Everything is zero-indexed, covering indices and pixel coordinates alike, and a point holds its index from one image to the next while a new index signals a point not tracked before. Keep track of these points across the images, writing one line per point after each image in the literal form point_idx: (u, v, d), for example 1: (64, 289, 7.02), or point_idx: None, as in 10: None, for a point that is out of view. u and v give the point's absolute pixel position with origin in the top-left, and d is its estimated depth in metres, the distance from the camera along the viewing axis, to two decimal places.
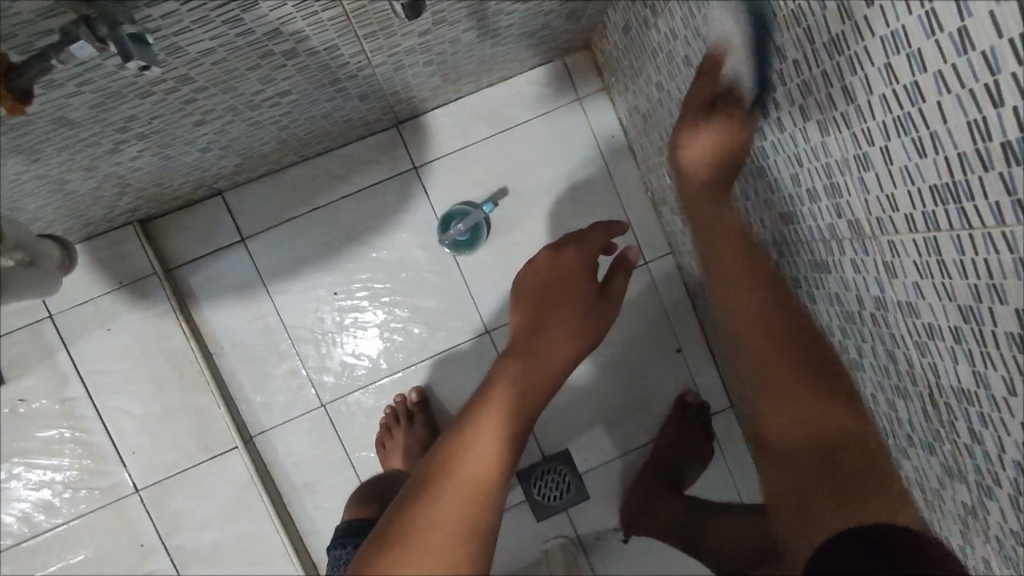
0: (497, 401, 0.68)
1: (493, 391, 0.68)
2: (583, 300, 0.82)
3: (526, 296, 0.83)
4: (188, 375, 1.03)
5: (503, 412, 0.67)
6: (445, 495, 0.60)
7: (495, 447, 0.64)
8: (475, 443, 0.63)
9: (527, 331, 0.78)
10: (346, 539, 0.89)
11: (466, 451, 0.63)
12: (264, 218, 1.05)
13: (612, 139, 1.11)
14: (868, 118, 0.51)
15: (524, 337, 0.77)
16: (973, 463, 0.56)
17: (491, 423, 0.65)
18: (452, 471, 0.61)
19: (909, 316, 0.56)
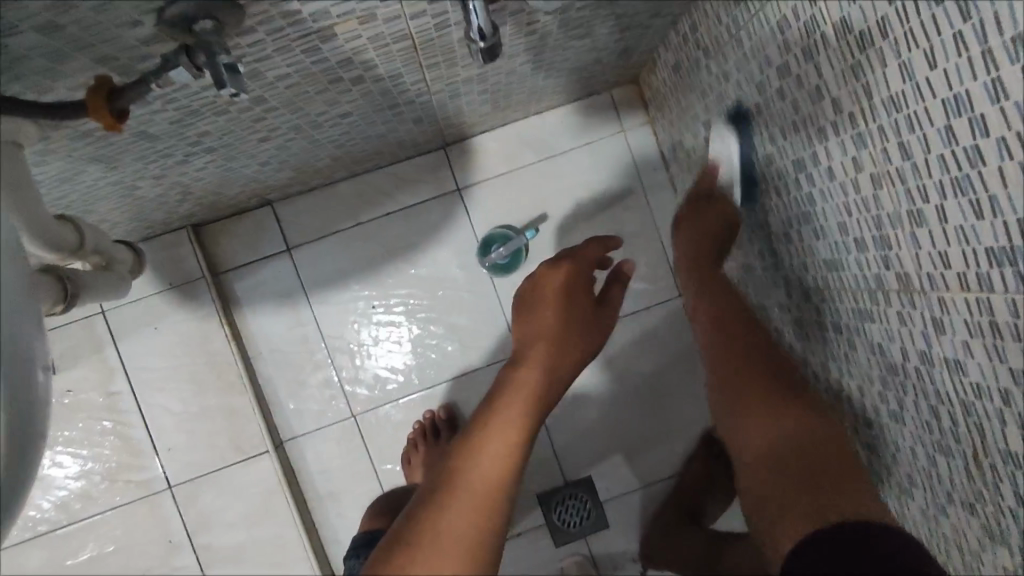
0: (502, 414, 0.67)
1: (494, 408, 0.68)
2: (584, 314, 0.81)
3: (527, 311, 0.83)
4: (226, 378, 1.06)
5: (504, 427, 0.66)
6: (450, 510, 0.59)
7: (503, 458, 0.64)
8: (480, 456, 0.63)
9: (528, 345, 0.78)
10: (361, 550, 0.90)
11: (472, 464, 0.62)
12: (310, 229, 1.08)
13: (654, 171, 1.13)
14: (925, 176, 0.51)
15: (524, 350, 0.77)
16: (1017, 528, 0.55)
17: (493, 436, 0.65)
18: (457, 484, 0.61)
19: (958, 373, 0.56)
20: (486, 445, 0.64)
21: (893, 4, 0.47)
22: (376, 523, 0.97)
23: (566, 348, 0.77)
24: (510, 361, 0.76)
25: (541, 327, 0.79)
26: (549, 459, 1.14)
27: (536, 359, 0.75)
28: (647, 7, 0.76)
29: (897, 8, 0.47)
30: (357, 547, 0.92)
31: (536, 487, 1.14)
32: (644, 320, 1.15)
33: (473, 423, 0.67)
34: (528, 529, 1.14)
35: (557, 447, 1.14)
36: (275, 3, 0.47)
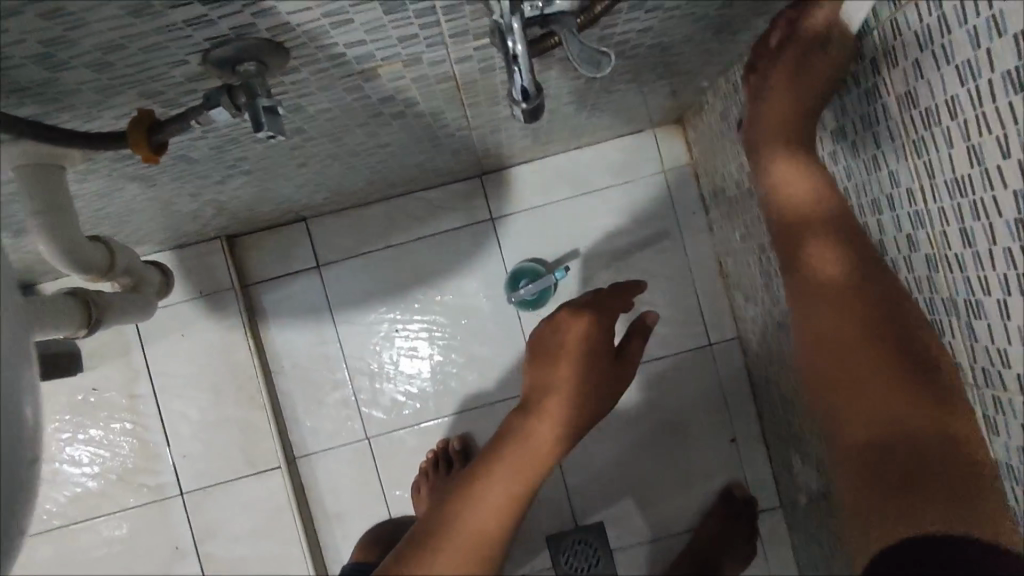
0: (510, 468, 0.63)
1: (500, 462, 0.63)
2: (603, 371, 0.71)
3: (541, 355, 0.71)
4: (246, 389, 1.06)
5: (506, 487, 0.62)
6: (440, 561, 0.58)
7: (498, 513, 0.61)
8: (478, 510, 0.61)
9: (540, 394, 0.69)
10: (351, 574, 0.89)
11: (469, 517, 0.60)
12: (341, 247, 1.08)
13: (692, 215, 1.10)
14: (987, 267, 0.48)
15: (537, 397, 0.68)
16: None
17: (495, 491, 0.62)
18: (452, 536, 0.59)
19: (1009, 478, 0.52)
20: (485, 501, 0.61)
21: (966, 85, 0.44)
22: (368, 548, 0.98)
23: (581, 409, 0.68)
24: (519, 407, 0.69)
25: (557, 380, 0.68)
26: (561, 500, 1.11)
27: (548, 416, 0.67)
28: (699, 55, 0.74)
29: (970, 89, 0.44)
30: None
31: (545, 528, 1.11)
32: (671, 365, 1.11)
33: (474, 469, 0.64)
34: (533, 570, 1.10)
35: (569, 488, 1.11)
36: (321, 46, 0.47)
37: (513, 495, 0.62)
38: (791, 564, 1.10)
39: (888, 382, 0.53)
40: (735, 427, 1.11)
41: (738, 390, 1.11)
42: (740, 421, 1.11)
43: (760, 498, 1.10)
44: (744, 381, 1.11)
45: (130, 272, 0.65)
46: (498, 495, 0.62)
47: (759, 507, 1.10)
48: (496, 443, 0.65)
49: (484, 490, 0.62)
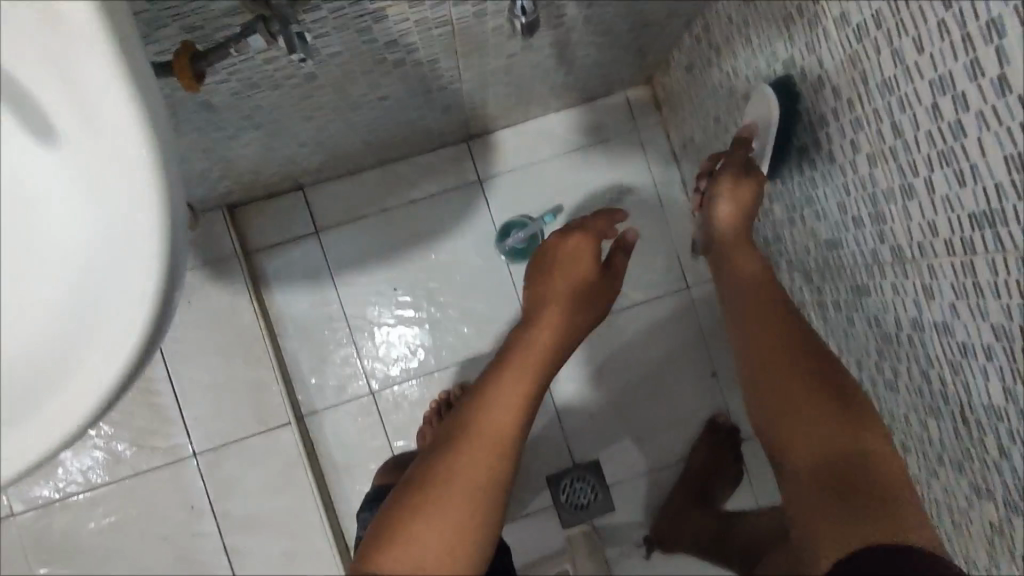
0: (511, 374, 0.71)
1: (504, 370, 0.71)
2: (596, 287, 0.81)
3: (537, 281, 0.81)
4: (253, 351, 1.10)
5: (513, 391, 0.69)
6: (454, 454, 0.64)
7: (508, 409, 0.68)
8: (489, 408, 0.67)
9: (535, 311, 0.78)
10: (373, 503, 0.94)
11: (480, 415, 0.66)
12: (338, 214, 1.15)
13: (664, 168, 1.19)
14: (914, 151, 0.57)
15: (534, 313, 0.78)
16: (999, 480, 0.58)
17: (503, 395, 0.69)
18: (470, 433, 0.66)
19: (946, 336, 0.60)
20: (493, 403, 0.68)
21: None
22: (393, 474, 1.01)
23: (572, 318, 0.78)
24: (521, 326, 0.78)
25: (552, 296, 0.79)
26: (558, 441, 1.18)
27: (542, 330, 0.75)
28: (665, 8, 0.83)
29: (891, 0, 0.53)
30: (371, 500, 0.97)
31: (545, 469, 1.17)
32: (653, 309, 1.19)
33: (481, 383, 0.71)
34: (537, 508, 1.17)
35: (565, 428, 1.18)
36: None
37: (516, 396, 0.69)
38: (772, 485, 1.19)
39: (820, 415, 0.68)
40: (715, 362, 1.20)
41: (716, 328, 1.20)
42: (719, 356, 1.20)
43: (741, 426, 1.19)
44: (721, 320, 1.20)
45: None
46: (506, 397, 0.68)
47: (741, 436, 1.19)
48: (498, 358, 0.74)
49: (489, 394, 0.69)
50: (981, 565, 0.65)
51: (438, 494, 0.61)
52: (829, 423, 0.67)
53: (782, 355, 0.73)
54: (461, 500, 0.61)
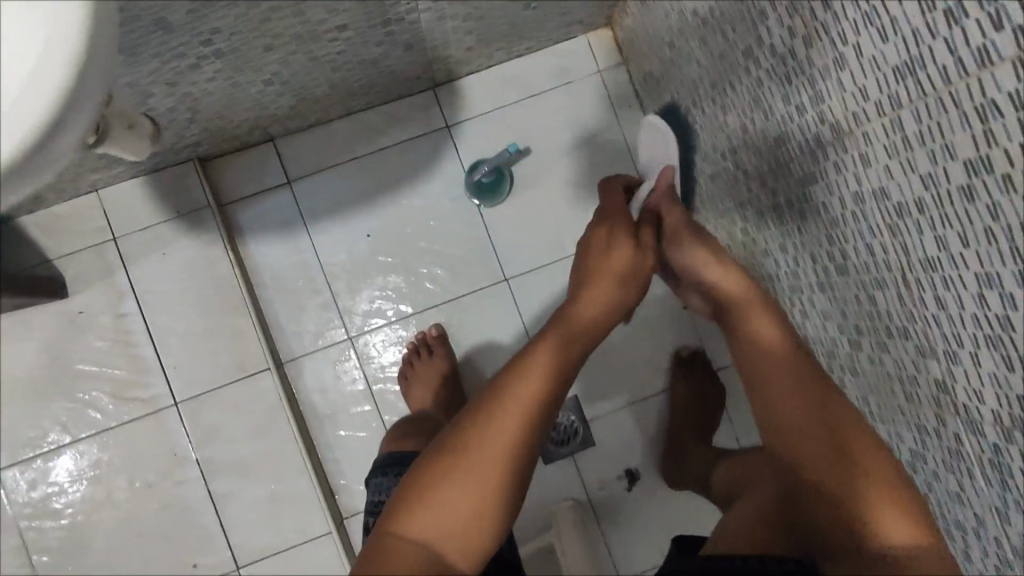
0: (516, 391, 0.70)
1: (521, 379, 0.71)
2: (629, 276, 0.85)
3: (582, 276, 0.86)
4: (230, 299, 1.12)
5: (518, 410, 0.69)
6: (461, 466, 0.66)
7: (507, 433, 0.68)
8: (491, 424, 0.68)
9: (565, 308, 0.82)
10: (387, 469, 0.92)
11: (494, 428, 0.68)
12: (310, 163, 1.17)
13: (628, 108, 1.21)
14: (843, 19, 0.59)
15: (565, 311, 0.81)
16: (941, 332, 0.61)
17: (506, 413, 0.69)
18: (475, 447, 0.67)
19: (883, 201, 0.63)
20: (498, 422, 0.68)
21: None
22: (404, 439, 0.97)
23: (594, 324, 0.81)
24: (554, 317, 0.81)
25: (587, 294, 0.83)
26: None
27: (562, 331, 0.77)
28: None
29: None
30: (382, 467, 0.93)
31: None
32: None
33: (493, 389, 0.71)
34: None
35: None
36: None
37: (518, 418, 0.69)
38: (749, 413, 1.21)
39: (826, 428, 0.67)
40: None
41: None
42: None
43: (715, 357, 1.22)
44: None
45: (120, 119, 0.75)
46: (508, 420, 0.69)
47: (715, 367, 1.22)
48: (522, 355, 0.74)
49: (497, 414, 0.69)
50: (934, 424, 0.68)
51: (438, 513, 0.65)
52: (822, 447, 0.66)
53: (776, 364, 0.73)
54: (456, 531, 0.65)
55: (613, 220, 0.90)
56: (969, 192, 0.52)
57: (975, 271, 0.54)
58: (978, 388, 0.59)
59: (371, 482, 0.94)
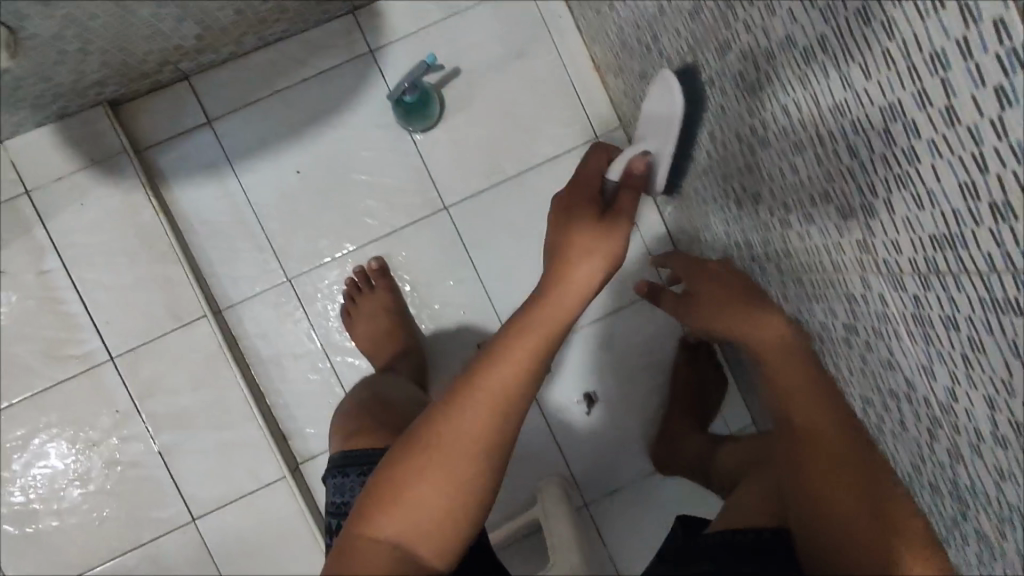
0: (483, 396, 0.63)
1: (485, 384, 0.64)
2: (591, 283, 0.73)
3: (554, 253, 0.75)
4: (157, 248, 1.07)
5: (490, 412, 0.63)
6: (429, 477, 0.62)
7: (473, 446, 0.62)
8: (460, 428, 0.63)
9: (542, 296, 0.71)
10: (348, 468, 0.81)
11: (464, 443, 0.62)
12: (228, 100, 1.11)
13: (558, 19, 1.16)
14: None
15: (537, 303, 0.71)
16: (856, 185, 0.59)
17: (475, 416, 0.63)
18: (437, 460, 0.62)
19: (791, 51, 0.59)
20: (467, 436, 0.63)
21: None
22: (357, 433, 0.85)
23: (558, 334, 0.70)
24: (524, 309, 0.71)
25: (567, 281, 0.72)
26: (485, 309, 1.16)
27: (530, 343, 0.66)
28: None
29: None
30: (339, 466, 0.84)
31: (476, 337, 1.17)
32: (564, 163, 1.17)
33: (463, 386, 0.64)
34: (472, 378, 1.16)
35: (492, 295, 1.16)
36: None
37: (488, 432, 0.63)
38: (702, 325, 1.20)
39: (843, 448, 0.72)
40: None
41: None
42: None
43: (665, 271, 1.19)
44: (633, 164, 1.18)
45: None
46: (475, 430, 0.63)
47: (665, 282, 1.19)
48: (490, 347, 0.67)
49: (463, 420, 0.63)
50: (861, 289, 0.66)
51: (403, 527, 0.61)
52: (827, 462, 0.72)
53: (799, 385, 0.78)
54: (420, 544, 0.62)
55: (581, 206, 0.77)
56: (866, 14, 0.48)
57: (880, 105, 0.51)
58: (895, 238, 0.57)
59: (330, 482, 0.84)
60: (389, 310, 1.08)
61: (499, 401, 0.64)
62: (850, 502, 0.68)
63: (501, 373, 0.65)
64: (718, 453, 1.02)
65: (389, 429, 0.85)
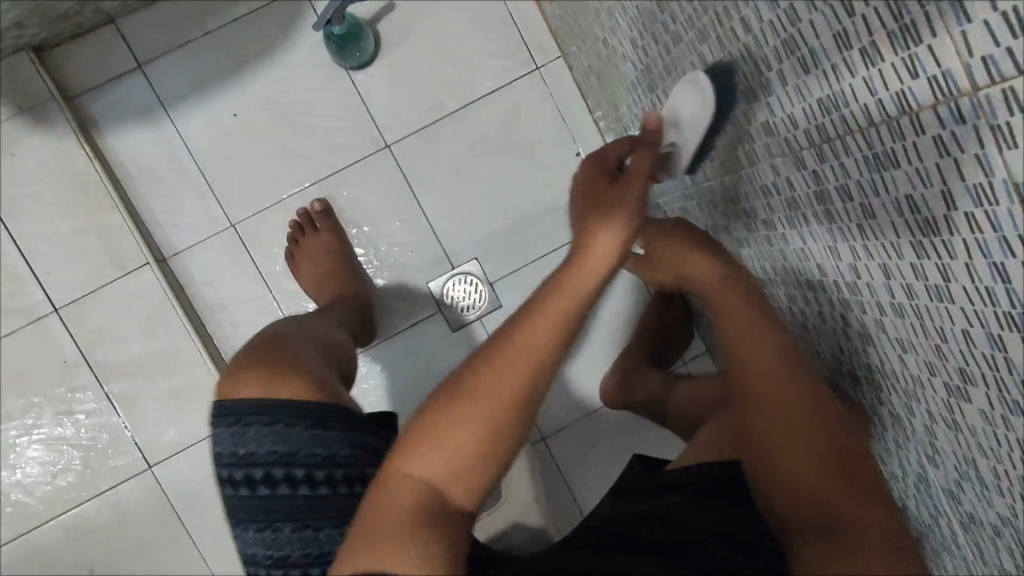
0: (516, 348, 0.58)
1: (517, 335, 0.58)
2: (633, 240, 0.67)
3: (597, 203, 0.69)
4: (95, 196, 1.06)
5: (527, 359, 0.58)
6: (468, 417, 0.56)
7: (503, 394, 0.57)
8: (498, 380, 0.57)
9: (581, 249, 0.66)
10: (242, 417, 0.69)
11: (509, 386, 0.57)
12: (157, 43, 1.09)
13: None
14: None
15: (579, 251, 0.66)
16: (752, 64, 0.58)
17: (505, 370, 0.57)
18: (470, 409, 0.56)
19: None
20: (504, 383, 0.57)
21: None
22: (251, 380, 0.71)
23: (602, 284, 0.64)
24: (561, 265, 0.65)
25: (594, 239, 0.65)
26: (434, 247, 1.16)
27: (575, 293, 0.62)
28: None
29: None
30: (226, 415, 0.70)
31: (425, 276, 1.16)
32: (507, 96, 1.15)
33: (493, 344, 0.59)
34: (423, 317, 1.16)
35: (440, 234, 1.16)
36: None
37: (520, 384, 0.57)
38: None
39: (813, 418, 0.64)
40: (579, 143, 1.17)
41: (576, 108, 1.16)
42: (583, 136, 1.16)
43: None
44: (577, 95, 1.16)
45: None
46: (515, 378, 0.57)
47: None
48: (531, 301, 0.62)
49: (490, 374, 0.57)
50: (772, 181, 0.65)
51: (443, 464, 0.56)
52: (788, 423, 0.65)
53: (757, 353, 0.68)
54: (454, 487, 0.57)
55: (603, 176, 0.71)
56: None
57: None
58: (791, 114, 0.56)
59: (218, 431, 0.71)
60: (331, 250, 1.08)
61: (533, 355, 0.58)
62: (823, 483, 0.62)
63: (539, 318, 0.59)
64: (676, 399, 0.96)
65: (283, 375, 0.71)
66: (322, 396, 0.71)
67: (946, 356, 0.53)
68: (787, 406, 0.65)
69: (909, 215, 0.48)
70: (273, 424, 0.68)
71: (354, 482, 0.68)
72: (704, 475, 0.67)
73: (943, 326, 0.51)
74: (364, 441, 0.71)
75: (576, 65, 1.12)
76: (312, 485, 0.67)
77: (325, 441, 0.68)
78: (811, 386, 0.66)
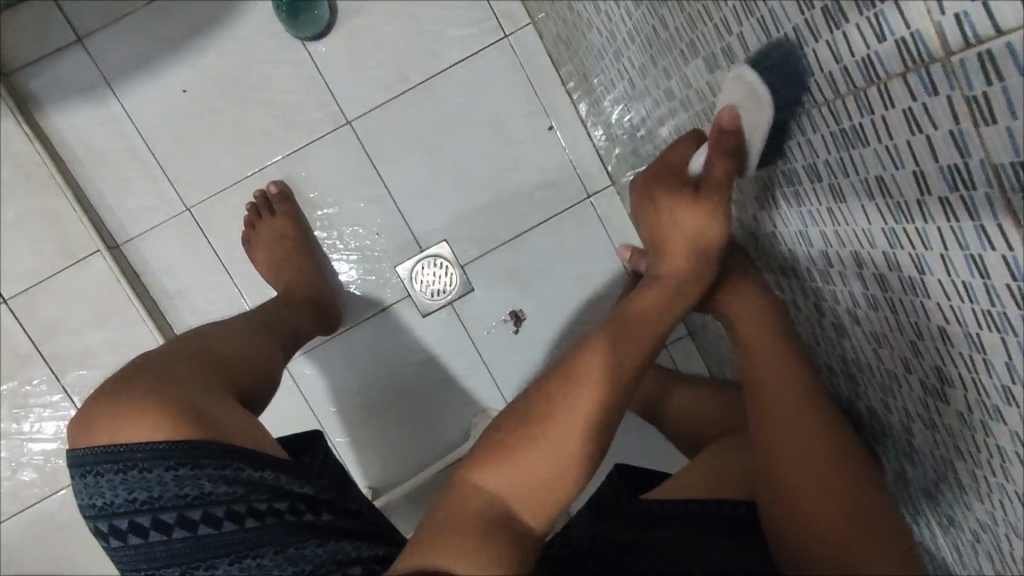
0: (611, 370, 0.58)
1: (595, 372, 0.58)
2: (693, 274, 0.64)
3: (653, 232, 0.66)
4: (39, 181, 1.01)
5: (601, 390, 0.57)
6: (582, 406, 0.56)
7: (586, 422, 0.56)
8: (575, 414, 0.56)
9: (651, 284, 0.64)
10: (111, 466, 0.63)
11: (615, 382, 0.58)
12: (98, 14, 1.02)
13: None
14: None
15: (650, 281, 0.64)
16: (712, 27, 0.51)
17: (591, 399, 0.56)
18: (544, 439, 0.55)
19: None
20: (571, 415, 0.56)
21: None
22: (120, 404, 0.67)
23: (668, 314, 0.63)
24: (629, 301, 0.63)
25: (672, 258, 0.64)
26: (400, 230, 1.10)
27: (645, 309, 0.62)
28: None
29: None
30: (93, 466, 0.65)
31: (393, 260, 1.11)
32: (475, 67, 1.08)
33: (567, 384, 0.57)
34: (392, 303, 1.11)
35: (407, 215, 1.10)
36: None
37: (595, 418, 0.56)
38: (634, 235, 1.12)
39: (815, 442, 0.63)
40: (552, 117, 1.10)
41: (549, 79, 1.09)
42: (557, 109, 1.10)
43: (590, 179, 1.11)
44: (549, 65, 1.09)
45: None
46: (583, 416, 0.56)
47: (592, 192, 1.11)
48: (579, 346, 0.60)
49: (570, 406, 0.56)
50: None
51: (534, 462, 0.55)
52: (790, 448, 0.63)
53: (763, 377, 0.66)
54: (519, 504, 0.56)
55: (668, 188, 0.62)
56: None
57: None
58: None
59: (81, 483, 0.65)
60: (286, 237, 1.03)
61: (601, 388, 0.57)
62: (830, 512, 0.60)
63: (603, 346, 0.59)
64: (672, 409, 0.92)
65: (159, 414, 0.65)
66: (215, 432, 0.65)
67: (921, 353, 0.48)
68: (794, 432, 0.64)
69: (880, 199, 0.43)
70: (129, 470, 0.63)
71: (236, 517, 0.62)
72: (705, 509, 0.68)
73: (918, 321, 0.46)
74: (241, 469, 0.64)
75: (547, 33, 1.04)
76: (188, 527, 0.61)
77: (198, 478, 0.62)
78: (815, 411, 0.64)
